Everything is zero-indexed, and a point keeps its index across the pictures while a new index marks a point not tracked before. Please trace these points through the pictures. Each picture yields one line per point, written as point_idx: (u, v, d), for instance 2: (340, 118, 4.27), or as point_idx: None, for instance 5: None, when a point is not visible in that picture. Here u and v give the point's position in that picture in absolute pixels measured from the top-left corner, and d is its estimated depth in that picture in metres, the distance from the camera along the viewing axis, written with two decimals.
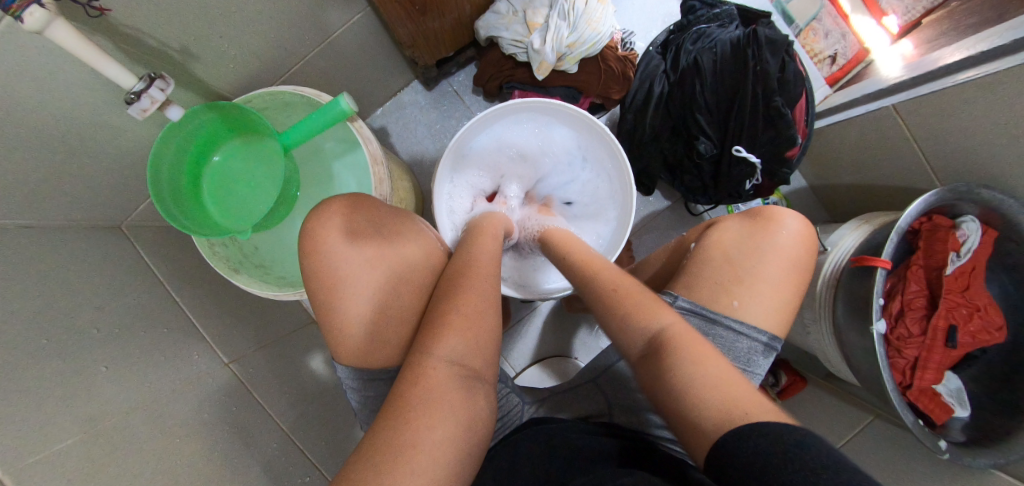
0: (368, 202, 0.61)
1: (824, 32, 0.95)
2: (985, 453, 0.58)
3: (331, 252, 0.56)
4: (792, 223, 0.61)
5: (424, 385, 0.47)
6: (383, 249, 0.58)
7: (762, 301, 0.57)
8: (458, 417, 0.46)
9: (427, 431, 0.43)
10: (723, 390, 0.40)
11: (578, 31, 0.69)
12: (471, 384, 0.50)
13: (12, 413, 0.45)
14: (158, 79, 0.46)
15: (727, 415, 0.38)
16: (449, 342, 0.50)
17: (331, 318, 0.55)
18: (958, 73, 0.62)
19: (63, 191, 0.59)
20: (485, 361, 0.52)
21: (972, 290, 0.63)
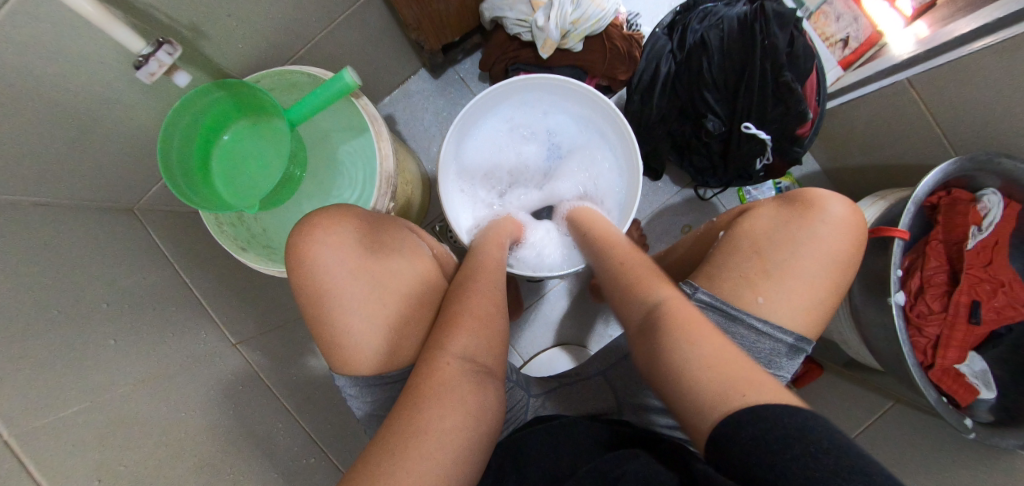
0: (360, 211, 0.57)
1: (835, 15, 0.91)
2: (1012, 434, 0.55)
3: (325, 267, 0.51)
4: (837, 209, 0.56)
5: (433, 379, 0.46)
6: (375, 254, 0.54)
7: (791, 291, 0.54)
8: (466, 408, 0.45)
9: (437, 420, 0.43)
10: (727, 370, 0.42)
11: (581, 8, 0.70)
12: (483, 378, 0.49)
13: (23, 372, 0.45)
14: (165, 44, 0.46)
15: (715, 399, 0.40)
16: (460, 337, 0.50)
17: (329, 333, 0.51)
18: (974, 41, 0.59)
19: (71, 165, 0.60)
20: (495, 357, 0.52)
21: (996, 265, 0.60)
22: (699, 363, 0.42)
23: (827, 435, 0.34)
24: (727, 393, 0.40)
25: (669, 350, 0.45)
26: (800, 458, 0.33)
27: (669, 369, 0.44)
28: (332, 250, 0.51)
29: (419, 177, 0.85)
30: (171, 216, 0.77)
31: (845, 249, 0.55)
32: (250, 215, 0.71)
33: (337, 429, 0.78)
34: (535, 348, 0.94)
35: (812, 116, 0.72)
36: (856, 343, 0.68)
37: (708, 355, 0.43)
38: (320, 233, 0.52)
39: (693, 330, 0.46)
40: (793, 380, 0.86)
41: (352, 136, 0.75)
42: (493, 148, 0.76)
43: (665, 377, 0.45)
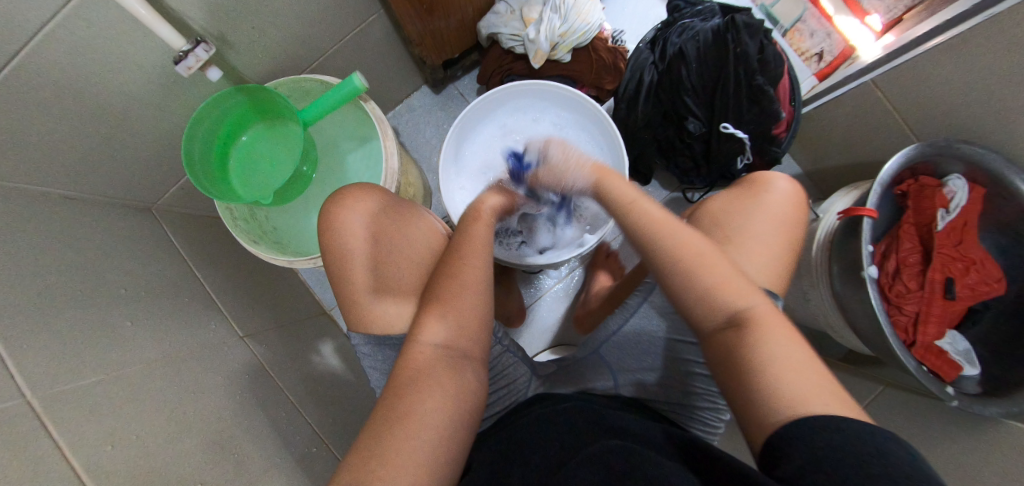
0: (369, 191, 0.64)
1: (809, 32, 1.02)
2: (995, 403, 0.58)
3: (346, 239, 0.60)
4: (784, 185, 0.62)
5: (409, 369, 0.49)
6: (383, 227, 0.62)
7: (757, 258, 0.57)
8: (440, 393, 0.47)
9: (417, 404, 0.45)
10: (802, 379, 0.38)
11: (568, 22, 0.77)
12: (459, 365, 0.51)
13: (46, 341, 0.48)
14: (203, 43, 0.54)
15: (789, 402, 0.37)
16: (435, 327, 0.52)
17: (348, 296, 0.60)
18: (926, 42, 0.65)
19: (99, 161, 0.65)
20: (473, 341, 0.54)
21: (966, 244, 0.63)
22: (777, 370, 0.39)
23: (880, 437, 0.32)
24: (806, 399, 0.37)
25: (756, 352, 0.40)
26: (861, 471, 0.30)
27: (744, 371, 0.40)
28: (353, 226, 0.60)
29: (420, 182, 0.90)
30: (182, 218, 0.82)
31: (792, 211, 0.60)
32: (263, 213, 0.76)
33: (336, 425, 0.80)
34: (532, 348, 0.96)
35: (785, 117, 0.78)
36: (840, 326, 0.70)
37: (784, 360, 0.40)
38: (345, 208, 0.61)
39: (773, 332, 0.42)
40: None
41: (358, 142, 0.82)
42: (486, 150, 0.80)
43: (733, 377, 0.41)
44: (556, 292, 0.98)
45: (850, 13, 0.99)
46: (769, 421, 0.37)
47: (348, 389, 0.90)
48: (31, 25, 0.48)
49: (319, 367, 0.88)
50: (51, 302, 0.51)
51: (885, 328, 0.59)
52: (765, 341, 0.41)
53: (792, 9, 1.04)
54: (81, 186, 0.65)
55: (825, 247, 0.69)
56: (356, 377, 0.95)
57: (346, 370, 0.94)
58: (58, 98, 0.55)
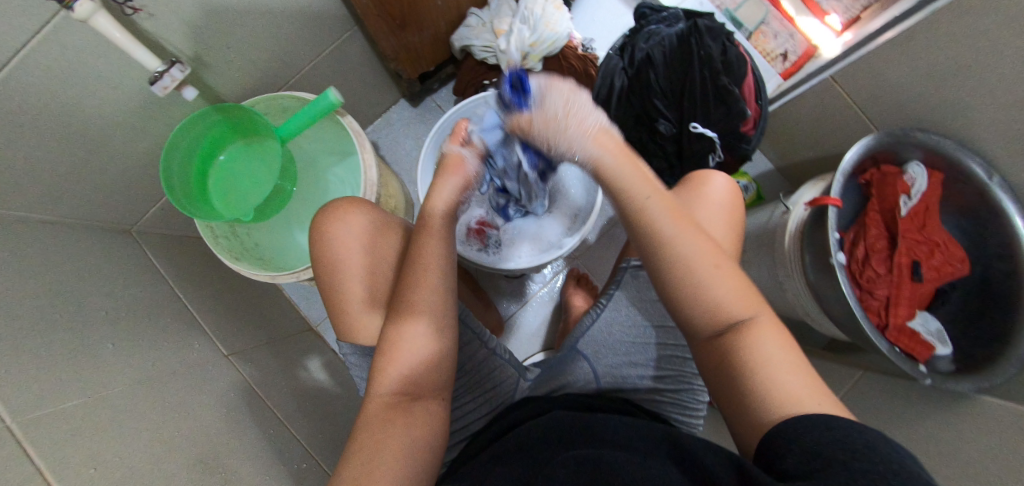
0: (345, 205, 0.64)
1: (773, 34, 1.07)
2: (967, 379, 0.59)
3: (326, 261, 0.62)
4: (721, 181, 0.74)
5: (365, 413, 0.49)
6: (364, 239, 0.62)
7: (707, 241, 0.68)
8: (389, 436, 0.46)
9: (388, 444, 0.45)
10: (780, 382, 0.41)
11: (537, 32, 0.78)
12: (411, 402, 0.50)
13: (25, 363, 0.48)
14: (177, 64, 0.56)
15: (784, 405, 0.40)
16: (386, 372, 0.50)
17: (336, 312, 0.61)
18: (879, 36, 0.68)
19: (75, 184, 0.65)
20: (428, 374, 0.51)
21: (929, 228, 0.66)
22: (768, 376, 0.42)
23: (873, 433, 0.33)
24: (792, 401, 0.40)
25: (755, 357, 0.43)
26: (856, 461, 0.31)
27: (736, 371, 0.43)
28: (332, 247, 0.62)
29: (401, 194, 0.91)
30: (163, 239, 0.82)
31: (731, 209, 0.74)
32: (244, 231, 0.76)
33: (326, 440, 0.80)
34: (522, 351, 0.97)
35: (751, 114, 0.79)
36: (816, 314, 0.72)
37: (778, 367, 0.42)
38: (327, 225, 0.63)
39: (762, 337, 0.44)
40: None
41: (337, 157, 0.83)
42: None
43: (731, 382, 0.44)
44: (543, 296, 0.99)
45: (810, 14, 1.04)
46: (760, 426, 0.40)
47: (336, 404, 0.89)
48: (6, 50, 0.49)
49: (307, 383, 0.88)
50: (30, 325, 0.51)
51: (858, 314, 0.60)
52: (754, 347, 0.44)
53: (754, 14, 1.08)
54: (59, 210, 0.65)
55: (797, 236, 0.70)
56: (344, 391, 0.95)
57: (334, 385, 0.94)
58: (33, 122, 0.56)
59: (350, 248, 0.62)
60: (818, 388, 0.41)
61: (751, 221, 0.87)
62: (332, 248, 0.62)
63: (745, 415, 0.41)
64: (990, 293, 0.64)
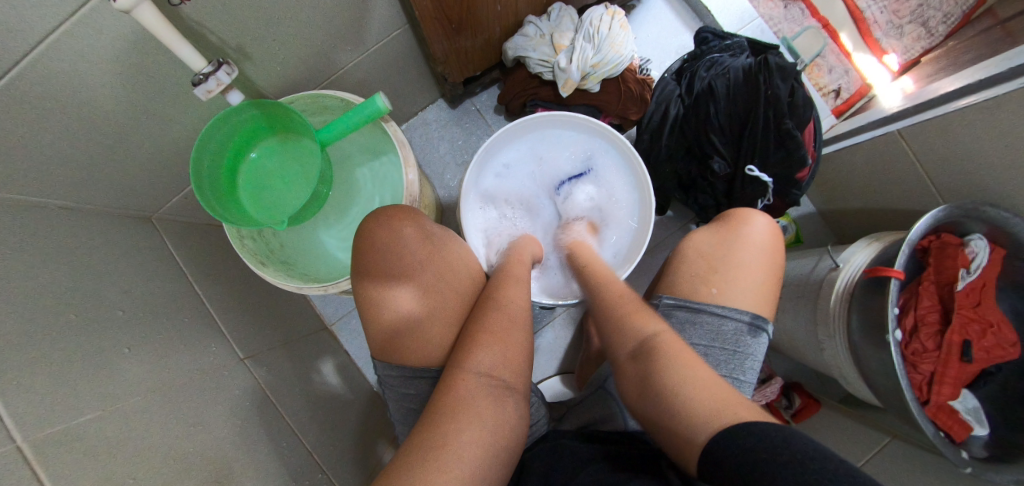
0: (405, 211, 0.62)
1: (828, 67, 1.01)
2: (1007, 468, 0.58)
3: (379, 259, 0.59)
4: (762, 221, 0.66)
5: (457, 396, 0.48)
6: (429, 249, 0.60)
7: (741, 284, 0.62)
8: (488, 422, 0.46)
9: (475, 443, 0.44)
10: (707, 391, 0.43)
11: (601, 52, 0.76)
12: (503, 392, 0.50)
13: (43, 375, 0.45)
14: (225, 65, 0.50)
15: (698, 417, 0.42)
16: (478, 357, 0.52)
17: (381, 320, 0.58)
18: (956, 100, 0.66)
19: (99, 172, 0.61)
20: (517, 370, 0.53)
21: (985, 305, 0.64)
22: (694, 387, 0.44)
23: (808, 443, 0.35)
24: (714, 413, 0.41)
25: (670, 377, 0.46)
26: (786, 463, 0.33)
27: (656, 394, 0.47)
28: (392, 246, 0.59)
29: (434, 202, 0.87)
30: (184, 228, 0.78)
31: (774, 248, 0.65)
32: (270, 232, 0.73)
33: (337, 452, 0.78)
34: (540, 372, 0.95)
35: (810, 162, 0.77)
36: (853, 379, 0.70)
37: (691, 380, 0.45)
38: (386, 223, 0.60)
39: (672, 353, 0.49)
40: (792, 415, 0.87)
41: (373, 161, 0.79)
42: (506, 163, 0.78)
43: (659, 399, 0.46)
44: (564, 318, 0.97)
45: (868, 52, 1.01)
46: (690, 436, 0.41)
47: (346, 410, 0.88)
48: (38, 32, 0.43)
49: (319, 386, 0.86)
50: (50, 332, 0.48)
51: (906, 394, 0.59)
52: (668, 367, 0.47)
53: (812, 45, 1.00)
54: (80, 199, 0.61)
55: (846, 298, 0.68)
56: (355, 396, 0.93)
57: (346, 389, 0.93)
58: (61, 108, 0.51)
59: (414, 249, 0.60)
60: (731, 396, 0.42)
61: (789, 268, 0.85)
62: (391, 247, 0.59)
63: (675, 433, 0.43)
64: None
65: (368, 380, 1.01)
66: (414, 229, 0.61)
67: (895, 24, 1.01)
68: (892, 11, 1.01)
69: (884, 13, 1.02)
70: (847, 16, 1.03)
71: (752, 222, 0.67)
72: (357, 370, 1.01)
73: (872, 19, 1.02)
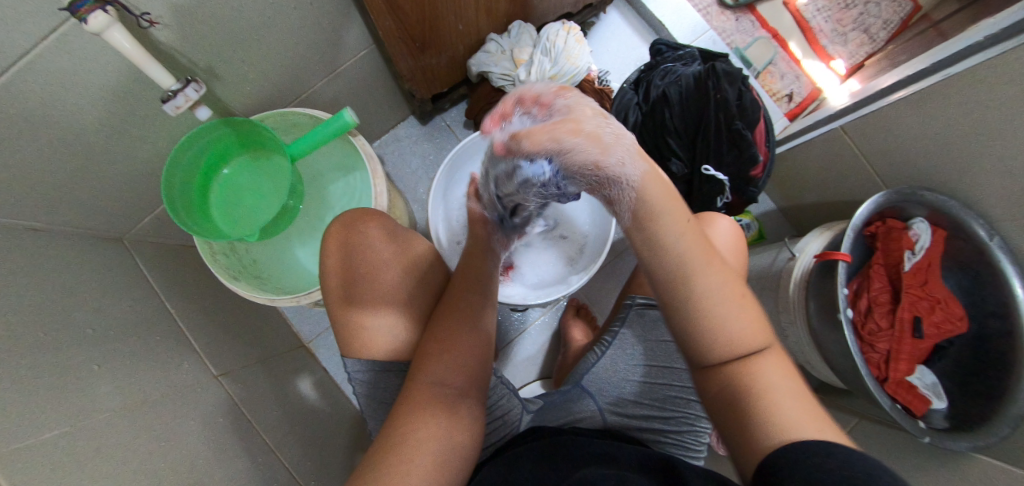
0: (373, 215, 0.64)
1: (780, 74, 1.07)
2: (962, 437, 0.60)
3: (345, 260, 0.61)
4: (724, 223, 0.68)
5: (411, 405, 0.50)
6: (394, 252, 0.62)
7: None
8: (440, 427, 0.48)
9: (420, 445, 0.46)
10: (785, 409, 0.41)
11: (558, 65, 0.81)
12: (456, 398, 0.52)
13: (10, 390, 0.45)
14: (193, 82, 0.53)
15: (781, 427, 0.40)
16: (432, 366, 0.53)
17: (347, 320, 0.60)
18: (891, 94, 0.70)
19: (69, 192, 0.62)
20: (472, 374, 0.55)
21: (931, 285, 0.67)
22: (781, 401, 0.41)
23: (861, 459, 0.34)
24: (784, 429, 0.40)
25: (762, 383, 0.42)
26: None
27: (739, 396, 0.43)
28: (357, 250, 0.61)
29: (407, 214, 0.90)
30: (157, 249, 0.79)
31: (735, 244, 0.68)
32: (242, 247, 0.74)
33: (315, 469, 0.78)
34: (519, 377, 0.96)
35: (761, 159, 0.81)
36: (816, 363, 0.73)
37: (778, 391, 0.42)
38: (349, 228, 0.62)
39: (768, 366, 0.44)
40: None
41: (344, 175, 0.81)
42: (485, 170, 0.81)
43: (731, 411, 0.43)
44: (541, 323, 0.98)
45: (817, 58, 1.07)
46: (760, 444, 0.40)
47: (324, 426, 0.88)
48: (7, 56, 0.45)
49: (297, 403, 0.86)
50: (20, 347, 0.48)
51: (862, 369, 0.61)
52: (763, 378, 0.43)
53: (763, 53, 1.08)
54: (49, 220, 0.62)
55: (803, 284, 0.71)
56: (334, 412, 0.93)
57: (325, 405, 0.93)
58: (31, 129, 0.53)
59: (378, 252, 0.62)
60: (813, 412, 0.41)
61: (752, 262, 0.88)
62: (356, 250, 0.61)
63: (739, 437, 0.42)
64: (984, 353, 0.66)
65: (347, 396, 1.01)
66: (379, 232, 0.63)
67: (840, 32, 1.08)
68: (835, 20, 1.09)
69: (829, 22, 1.09)
70: (795, 26, 1.09)
71: (714, 218, 0.70)
72: (336, 387, 1.01)
73: (818, 28, 1.08)
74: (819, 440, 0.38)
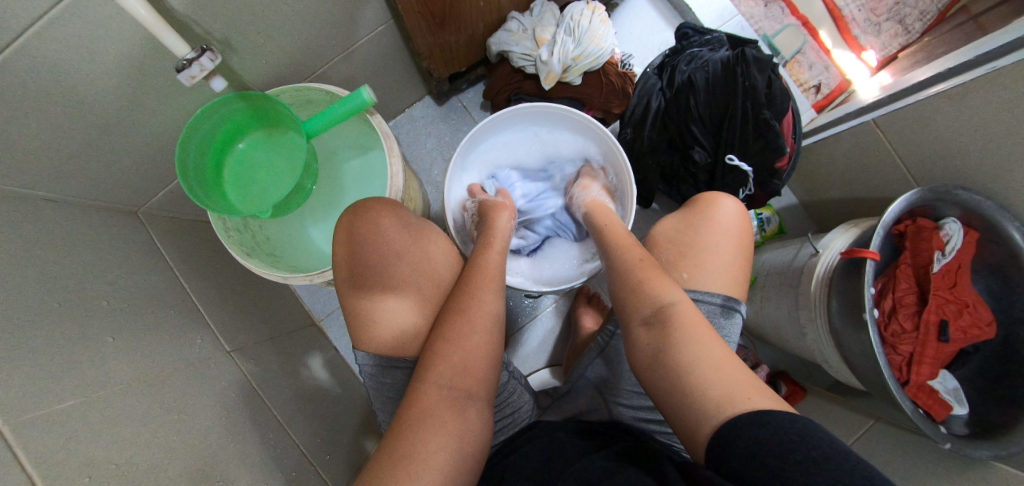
0: (382, 207, 0.62)
1: (808, 64, 1.03)
2: (983, 444, 0.58)
3: (353, 252, 0.60)
4: (730, 204, 0.66)
5: (419, 407, 0.49)
6: (405, 247, 0.61)
7: (710, 267, 0.62)
8: (448, 431, 0.47)
9: (424, 446, 0.45)
10: (721, 382, 0.44)
11: (581, 46, 0.78)
12: (464, 403, 0.51)
13: (25, 359, 0.45)
14: (208, 51, 0.51)
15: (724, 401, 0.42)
16: (443, 368, 0.52)
17: (355, 314, 0.59)
18: (929, 87, 0.68)
19: (85, 164, 0.61)
20: (481, 379, 0.53)
21: (960, 287, 0.65)
22: (713, 372, 0.45)
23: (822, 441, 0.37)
24: (727, 400, 0.42)
25: (688, 352, 0.47)
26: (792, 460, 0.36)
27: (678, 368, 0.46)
28: (366, 240, 0.60)
29: (421, 196, 0.89)
30: (172, 224, 0.79)
31: (747, 232, 0.65)
32: (256, 224, 0.73)
33: (325, 447, 0.79)
34: (529, 365, 0.95)
35: (788, 151, 0.78)
36: (835, 362, 0.71)
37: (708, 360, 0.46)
38: (360, 219, 0.61)
39: (689, 328, 0.48)
40: (779, 402, 0.87)
41: (360, 154, 0.80)
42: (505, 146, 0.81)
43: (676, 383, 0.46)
44: (552, 311, 0.97)
45: (848, 48, 1.03)
46: (710, 420, 0.42)
47: (333, 404, 0.88)
48: (22, 20, 0.44)
49: (308, 381, 0.87)
50: (35, 315, 0.48)
51: (882, 371, 0.60)
52: (688, 343, 0.47)
53: (792, 41, 1.04)
54: (64, 191, 0.61)
55: (826, 282, 0.69)
56: (343, 391, 0.94)
57: (335, 384, 0.93)
58: (46, 98, 0.52)
59: (388, 244, 0.60)
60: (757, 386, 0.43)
61: (772, 257, 0.86)
62: (367, 239, 0.60)
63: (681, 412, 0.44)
64: (1011, 359, 0.65)
65: (357, 377, 1.01)
66: (390, 224, 0.61)
67: (873, 22, 1.03)
68: (870, 9, 1.04)
69: (862, 11, 1.04)
70: (826, 14, 1.04)
71: (732, 199, 0.68)
72: (346, 367, 1.01)
73: (851, 17, 1.04)
74: (773, 412, 0.40)
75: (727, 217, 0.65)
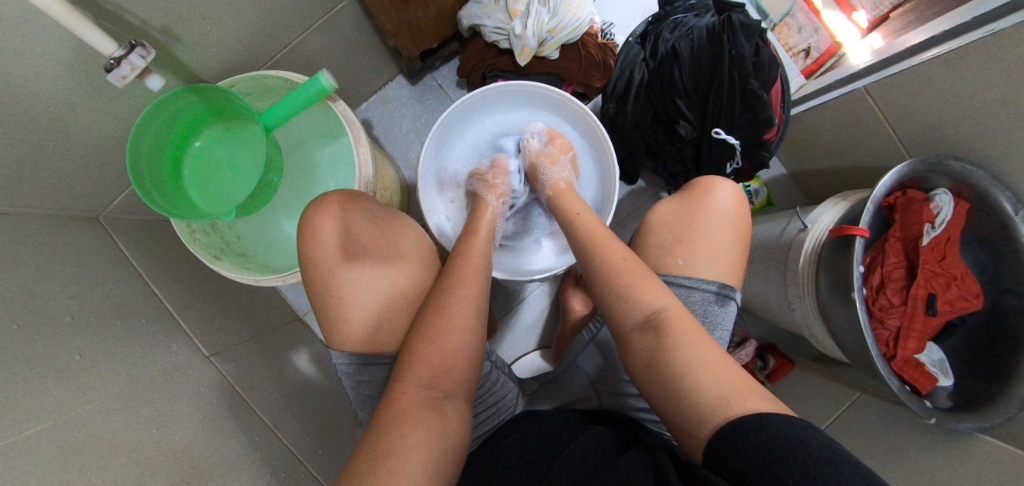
0: (354, 200, 0.60)
1: (798, 27, 0.99)
2: (968, 417, 0.59)
3: (327, 250, 0.56)
4: (728, 189, 0.64)
5: (397, 406, 0.47)
6: (378, 243, 0.60)
7: (705, 253, 0.60)
8: (429, 432, 0.45)
9: (404, 444, 0.43)
10: (713, 382, 0.43)
11: (557, 17, 0.73)
12: (444, 402, 0.49)
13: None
14: (138, 47, 0.47)
15: (717, 405, 0.42)
16: (418, 367, 0.50)
17: (328, 308, 0.56)
18: (923, 52, 0.65)
19: (32, 171, 0.57)
20: (461, 380, 0.51)
21: (949, 260, 0.64)
22: (695, 375, 0.44)
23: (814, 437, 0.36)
24: (718, 404, 0.41)
25: (671, 359, 0.46)
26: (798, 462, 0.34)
27: (669, 378, 0.45)
28: (339, 235, 0.57)
29: (397, 184, 0.85)
30: (136, 225, 0.75)
31: (742, 218, 0.62)
32: (224, 224, 0.70)
33: (316, 442, 0.79)
34: (518, 349, 0.95)
35: (777, 122, 0.75)
36: (822, 338, 0.71)
37: (696, 364, 0.45)
38: (326, 213, 0.57)
39: (679, 335, 0.47)
40: (767, 375, 0.88)
41: (329, 143, 0.76)
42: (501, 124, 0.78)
43: (662, 393, 0.46)
44: (540, 293, 0.96)
45: (838, 9, 0.96)
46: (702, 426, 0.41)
47: (322, 399, 0.88)
48: None
49: (293, 378, 0.86)
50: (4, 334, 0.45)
51: (869, 349, 0.59)
52: (677, 349, 0.46)
53: (782, 3, 1.01)
54: None
55: (814, 258, 0.68)
56: (332, 384, 0.93)
57: (322, 377, 0.93)
58: None
59: (359, 237, 0.58)
60: (749, 385, 0.43)
61: (760, 230, 0.85)
62: (339, 240, 0.57)
63: (679, 419, 0.43)
64: (998, 330, 0.65)
65: None
66: (360, 216, 0.59)
67: None
68: None
69: None
70: None
71: (735, 186, 0.65)
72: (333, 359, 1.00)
73: None
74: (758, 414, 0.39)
75: (721, 201, 0.63)
